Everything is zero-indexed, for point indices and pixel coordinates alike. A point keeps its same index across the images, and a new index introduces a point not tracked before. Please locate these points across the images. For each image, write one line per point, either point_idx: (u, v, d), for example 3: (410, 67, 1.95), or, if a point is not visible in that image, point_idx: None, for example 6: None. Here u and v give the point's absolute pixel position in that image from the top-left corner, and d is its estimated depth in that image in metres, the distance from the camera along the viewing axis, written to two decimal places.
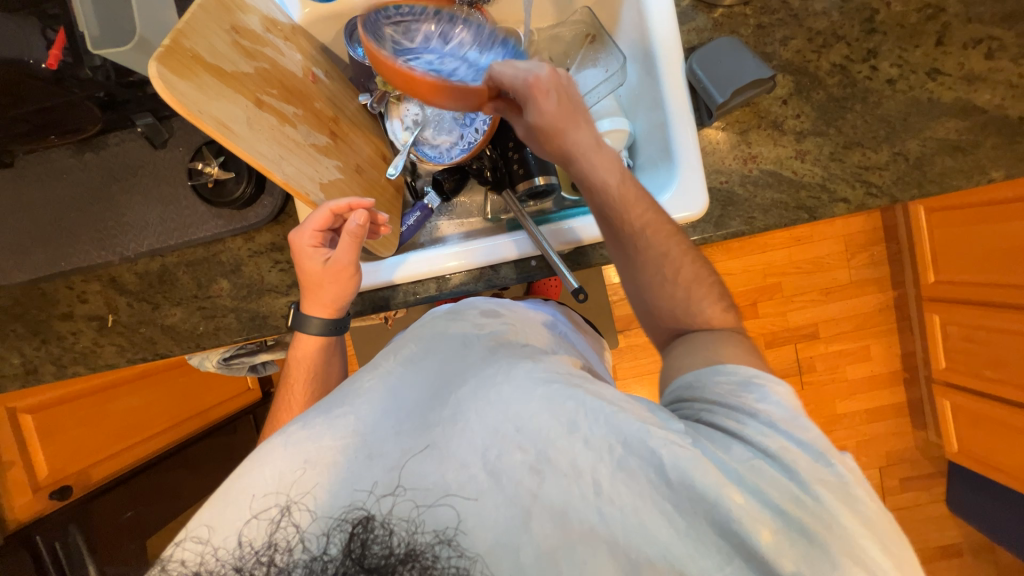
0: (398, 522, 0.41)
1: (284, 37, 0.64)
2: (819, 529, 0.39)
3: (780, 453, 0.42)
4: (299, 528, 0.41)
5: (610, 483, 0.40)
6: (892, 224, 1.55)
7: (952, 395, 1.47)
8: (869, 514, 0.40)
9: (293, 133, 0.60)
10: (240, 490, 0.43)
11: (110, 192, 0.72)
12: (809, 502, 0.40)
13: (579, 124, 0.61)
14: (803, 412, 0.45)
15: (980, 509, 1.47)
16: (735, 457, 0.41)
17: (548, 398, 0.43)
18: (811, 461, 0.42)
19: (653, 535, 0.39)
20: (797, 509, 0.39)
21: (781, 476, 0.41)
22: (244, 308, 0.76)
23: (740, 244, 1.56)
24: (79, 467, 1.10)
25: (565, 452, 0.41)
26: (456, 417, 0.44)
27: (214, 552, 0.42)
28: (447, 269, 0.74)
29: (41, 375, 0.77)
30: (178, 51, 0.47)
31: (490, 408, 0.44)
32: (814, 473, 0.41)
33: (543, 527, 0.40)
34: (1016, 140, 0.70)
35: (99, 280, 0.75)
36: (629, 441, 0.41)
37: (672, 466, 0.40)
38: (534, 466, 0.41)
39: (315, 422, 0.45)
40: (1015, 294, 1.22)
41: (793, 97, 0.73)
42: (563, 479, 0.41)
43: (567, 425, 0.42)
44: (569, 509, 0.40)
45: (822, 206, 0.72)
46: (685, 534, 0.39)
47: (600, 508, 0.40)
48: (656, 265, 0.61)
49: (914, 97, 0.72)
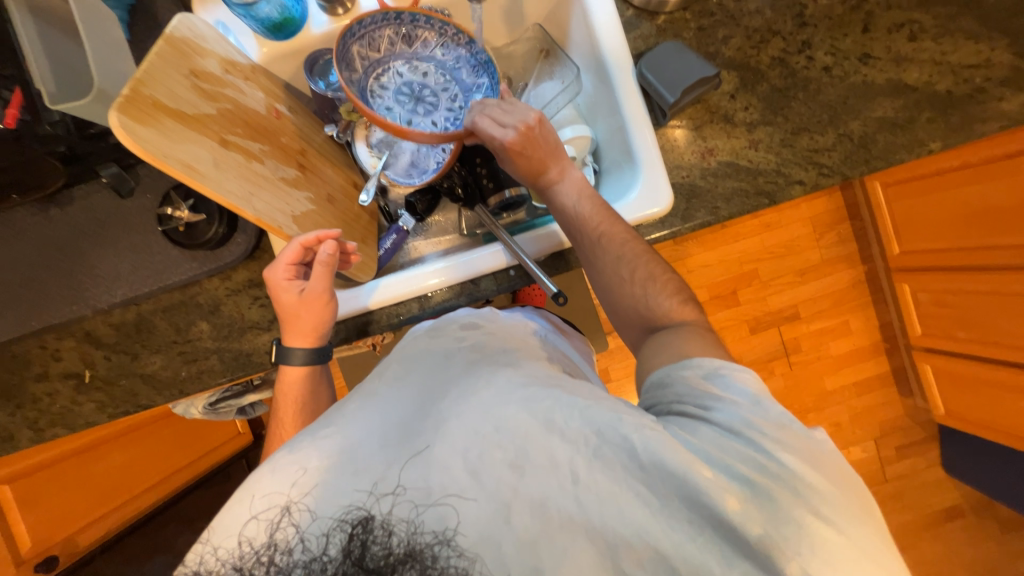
0: (397, 523, 0.41)
1: (245, 78, 0.65)
2: (784, 493, 0.40)
3: (745, 429, 0.43)
4: (298, 529, 0.42)
5: (587, 471, 0.42)
6: (853, 201, 1.62)
7: (931, 359, 1.52)
8: (830, 475, 0.42)
9: (261, 169, 0.61)
10: (245, 490, 0.44)
11: (78, 246, 0.71)
12: (773, 469, 0.41)
13: (554, 165, 0.69)
14: (765, 394, 0.47)
15: (975, 468, 1.51)
16: (703, 437, 0.43)
17: (525, 399, 0.45)
18: (776, 430, 0.43)
19: (628, 517, 0.40)
20: (761, 477, 0.41)
21: (747, 449, 0.42)
22: (226, 349, 0.75)
23: (714, 236, 1.60)
24: (65, 535, 1.06)
25: (542, 447, 0.42)
26: (438, 423, 0.46)
27: (214, 552, 0.43)
28: (428, 286, 0.75)
29: (18, 441, 0.74)
30: (139, 99, 0.48)
31: (469, 412, 0.45)
32: (779, 442, 0.43)
33: (522, 518, 0.41)
34: (947, 113, 0.75)
35: (73, 336, 0.74)
36: (602, 430, 0.42)
37: (641, 448, 0.41)
38: (513, 462, 0.42)
39: (303, 445, 0.46)
40: (973, 256, 1.28)
41: (740, 91, 0.77)
42: (543, 473, 0.42)
43: (543, 423, 0.43)
44: (549, 501, 0.41)
45: (780, 189, 0.76)
46: (660, 513, 0.40)
47: (578, 497, 0.41)
48: (613, 268, 0.64)
49: (850, 81, 0.76)
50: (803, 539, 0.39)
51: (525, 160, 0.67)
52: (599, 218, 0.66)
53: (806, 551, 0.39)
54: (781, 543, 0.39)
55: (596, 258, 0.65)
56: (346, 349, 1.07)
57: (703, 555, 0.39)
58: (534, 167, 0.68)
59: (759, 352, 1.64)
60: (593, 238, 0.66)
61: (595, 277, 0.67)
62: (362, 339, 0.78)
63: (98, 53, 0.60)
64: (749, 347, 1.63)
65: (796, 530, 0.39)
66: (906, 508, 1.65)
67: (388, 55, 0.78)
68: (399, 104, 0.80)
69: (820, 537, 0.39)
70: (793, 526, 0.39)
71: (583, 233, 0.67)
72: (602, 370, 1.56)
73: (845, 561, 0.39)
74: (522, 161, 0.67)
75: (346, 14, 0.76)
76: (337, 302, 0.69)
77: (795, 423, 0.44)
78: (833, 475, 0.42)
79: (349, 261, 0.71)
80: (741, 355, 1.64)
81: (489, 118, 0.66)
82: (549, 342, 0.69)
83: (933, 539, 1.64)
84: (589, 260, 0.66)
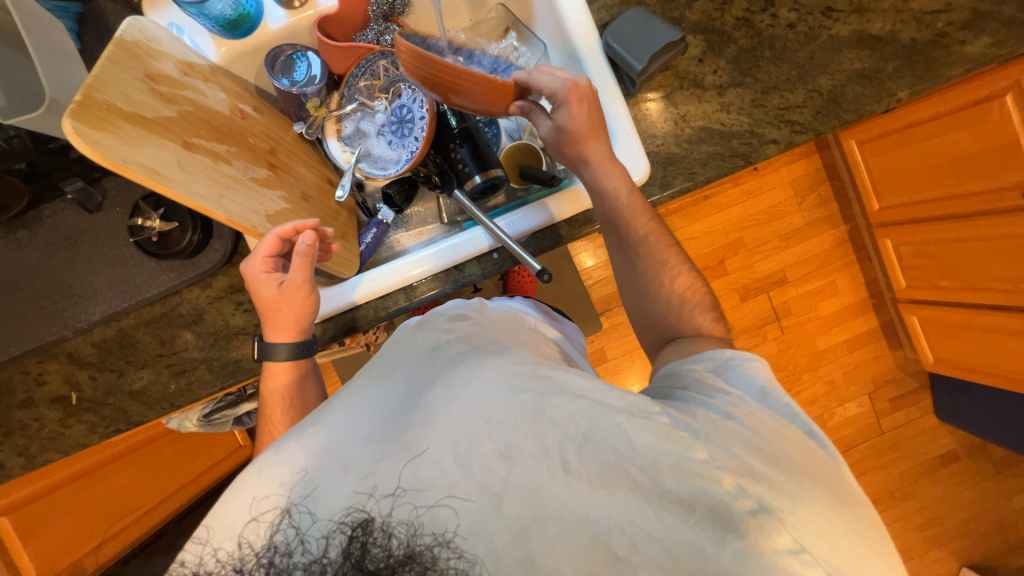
0: (397, 525, 0.41)
1: (204, 79, 0.63)
2: (776, 472, 0.42)
3: (741, 414, 0.47)
4: (298, 530, 0.42)
5: (577, 458, 0.42)
6: (831, 162, 1.63)
7: (918, 310, 1.55)
8: (809, 460, 0.45)
9: (229, 170, 0.60)
10: (241, 491, 0.44)
11: (50, 266, 0.69)
12: (766, 450, 0.44)
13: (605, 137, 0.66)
14: (771, 384, 0.50)
15: (966, 412, 1.55)
16: (702, 420, 0.46)
17: (513, 390, 0.45)
18: (771, 420, 0.47)
19: (618, 502, 0.41)
20: (756, 456, 0.43)
21: (746, 432, 0.45)
22: (214, 357, 0.74)
23: (697, 208, 1.61)
24: (71, 560, 1.06)
25: (531, 434, 0.43)
26: (426, 420, 0.45)
27: (214, 553, 0.43)
28: (413, 276, 0.74)
29: (10, 469, 0.73)
30: (92, 105, 0.47)
31: (458, 405, 0.45)
32: (773, 429, 0.46)
33: (513, 508, 0.41)
34: (914, 61, 0.75)
35: (55, 358, 0.72)
36: (596, 416, 0.43)
37: (637, 434, 0.43)
38: (503, 453, 0.42)
39: (288, 444, 0.46)
40: (951, 205, 1.30)
41: (707, 54, 0.77)
42: (532, 461, 0.42)
43: (532, 410, 0.44)
44: (540, 490, 0.41)
45: (755, 150, 0.76)
46: (649, 496, 0.41)
47: (567, 484, 0.41)
48: (655, 271, 0.67)
49: (815, 36, 0.76)
50: (795, 512, 0.40)
51: (582, 114, 0.64)
52: (646, 218, 0.67)
53: (799, 523, 0.40)
54: (774, 517, 0.40)
55: (640, 260, 0.67)
56: (339, 351, 1.06)
57: (693, 535, 0.40)
58: (587, 128, 0.65)
59: (751, 319, 1.66)
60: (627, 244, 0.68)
61: (626, 276, 0.70)
62: (351, 336, 0.78)
63: (47, 62, 0.59)
64: (739, 315, 1.66)
65: (789, 506, 0.41)
66: (904, 458, 1.69)
67: (393, 83, 0.81)
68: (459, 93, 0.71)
69: (810, 511, 0.41)
70: (787, 502, 0.41)
71: (630, 227, 0.67)
72: (598, 350, 1.57)
73: (835, 533, 0.40)
74: (579, 113, 0.64)
75: (303, 5, 0.74)
76: (319, 293, 0.68)
77: (790, 418, 0.48)
78: (822, 464, 0.45)
79: (326, 250, 0.70)
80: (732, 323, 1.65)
81: (543, 70, 0.65)
82: (538, 328, 0.68)
83: (932, 484, 1.69)
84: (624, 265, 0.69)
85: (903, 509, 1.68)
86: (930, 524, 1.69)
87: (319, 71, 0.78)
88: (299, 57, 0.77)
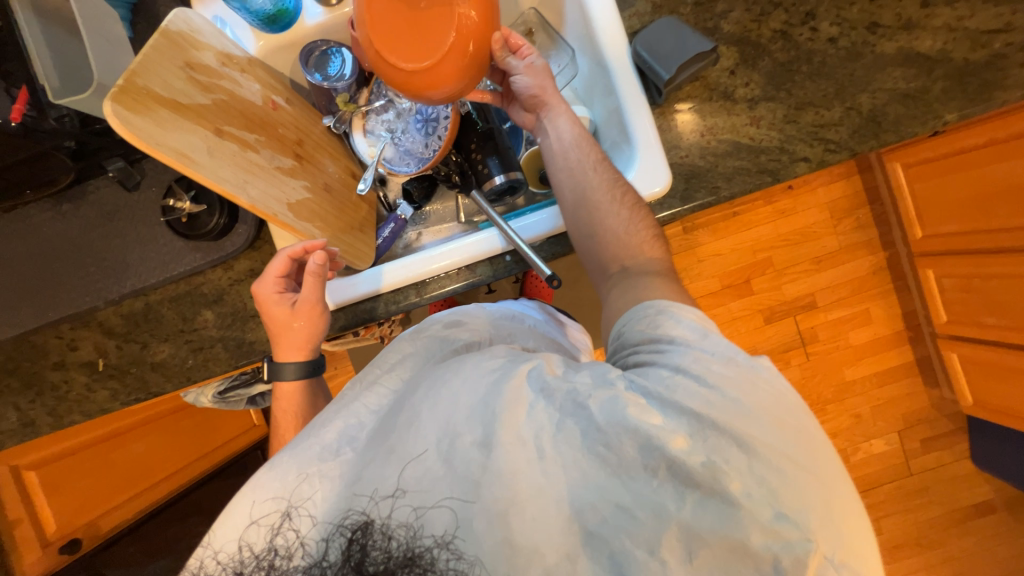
0: (397, 527, 0.41)
1: (241, 70, 0.66)
2: (730, 422, 0.39)
3: (692, 364, 0.43)
4: (298, 533, 0.43)
5: (552, 445, 0.41)
6: (873, 185, 1.56)
7: (958, 347, 1.45)
8: (762, 398, 0.42)
9: (257, 158, 0.62)
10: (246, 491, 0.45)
11: (89, 240, 0.74)
12: (719, 400, 0.41)
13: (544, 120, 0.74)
14: (714, 329, 0.48)
15: (1008, 462, 1.44)
16: (652, 379, 0.43)
17: (494, 381, 0.45)
18: (717, 364, 0.43)
19: (589, 479, 0.40)
20: (708, 410, 0.40)
21: (696, 385, 0.42)
22: (230, 337, 0.76)
23: (725, 224, 1.57)
24: (88, 518, 1.13)
25: (512, 424, 0.41)
26: (410, 421, 0.44)
27: (214, 555, 0.43)
28: (426, 272, 0.75)
29: (38, 427, 0.77)
30: (133, 89, 0.49)
31: (440, 403, 0.44)
32: (719, 374, 0.42)
33: (491, 492, 0.40)
34: (965, 83, 0.71)
35: (88, 326, 0.77)
36: (563, 404, 0.43)
37: (598, 411, 0.41)
38: (481, 444, 0.41)
39: (281, 461, 0.46)
40: (1003, 238, 1.21)
41: (739, 66, 0.75)
42: (509, 451, 0.41)
43: (510, 402, 0.42)
44: (514, 477, 0.40)
45: (784, 167, 0.73)
46: (618, 472, 0.39)
47: (544, 471, 0.40)
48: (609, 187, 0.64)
49: (857, 52, 0.73)
50: (746, 462, 0.38)
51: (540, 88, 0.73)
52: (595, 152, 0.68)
53: (749, 467, 0.38)
54: (724, 465, 0.38)
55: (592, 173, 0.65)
56: (353, 341, 1.08)
57: (658, 497, 0.38)
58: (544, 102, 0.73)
59: (774, 343, 1.60)
60: (574, 166, 0.66)
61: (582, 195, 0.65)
62: (363, 326, 0.79)
63: (97, 47, 0.63)
64: (763, 338, 1.59)
65: (740, 456, 0.39)
66: (933, 504, 1.59)
67: None
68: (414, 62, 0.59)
69: (764, 458, 0.38)
70: (738, 454, 0.39)
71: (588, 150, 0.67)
72: None
73: (773, 467, 0.38)
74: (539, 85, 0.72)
75: (341, 3, 0.77)
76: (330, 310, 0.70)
77: (739, 354, 0.44)
78: (768, 398, 0.42)
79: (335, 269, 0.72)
80: (755, 346, 1.60)
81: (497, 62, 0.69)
82: (537, 331, 0.68)
83: (963, 536, 1.58)
84: (575, 187, 0.65)
85: (930, 557, 1.57)
86: None
87: (351, 67, 0.80)
88: (334, 53, 0.79)
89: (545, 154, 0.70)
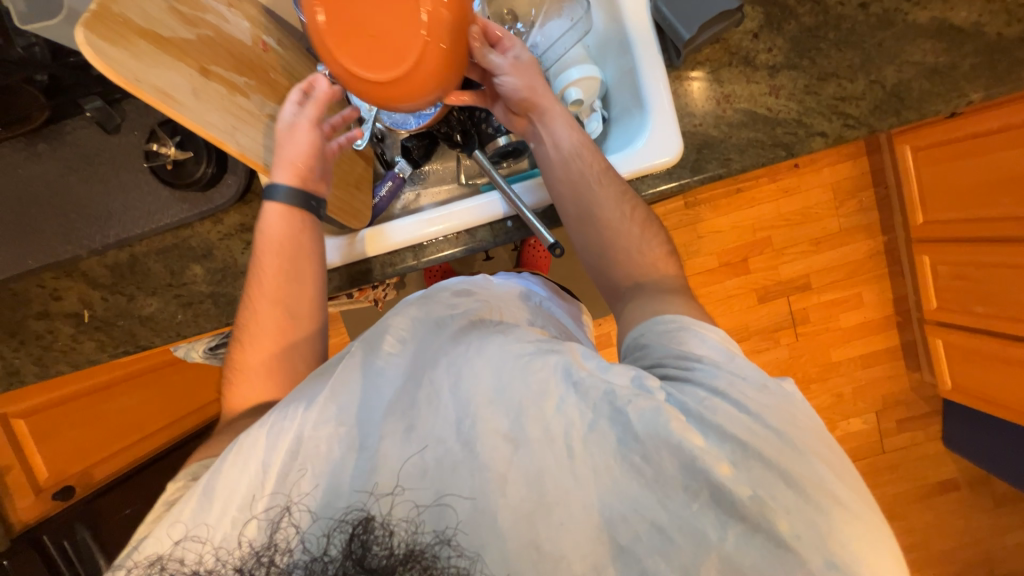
0: (398, 522, 0.41)
1: (228, 3, 0.61)
2: (775, 455, 0.40)
3: (727, 390, 0.43)
4: (298, 529, 0.43)
5: (585, 446, 0.42)
6: (879, 167, 1.53)
7: (945, 333, 1.48)
8: (803, 428, 0.42)
9: (246, 103, 0.58)
10: (244, 464, 0.44)
11: (68, 184, 0.70)
12: (762, 432, 0.41)
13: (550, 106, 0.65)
14: (737, 351, 0.48)
15: (978, 444, 1.50)
16: (689, 396, 0.43)
17: (519, 368, 0.45)
18: (751, 391, 0.43)
19: (624, 490, 0.41)
20: (751, 438, 0.41)
21: (735, 410, 0.42)
22: (220, 293, 0.74)
23: (727, 200, 1.54)
24: (81, 467, 1.13)
25: (537, 418, 0.43)
26: (432, 396, 0.45)
27: (215, 551, 0.43)
28: (427, 234, 0.73)
29: (24, 376, 0.76)
30: (108, 17, 0.45)
31: (462, 383, 0.45)
32: (759, 401, 0.42)
33: (518, 491, 0.41)
34: (996, 59, 0.67)
35: (70, 276, 0.74)
36: (599, 404, 0.43)
37: (637, 419, 0.41)
38: (507, 436, 0.43)
39: (297, 412, 0.46)
40: (1003, 227, 1.21)
41: (764, 29, 0.71)
42: (539, 446, 0.42)
43: (541, 393, 0.43)
44: (544, 475, 0.41)
45: (800, 141, 0.70)
46: (653, 485, 0.40)
47: (574, 473, 0.41)
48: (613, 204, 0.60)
49: (888, 21, 0.69)
50: (797, 504, 0.39)
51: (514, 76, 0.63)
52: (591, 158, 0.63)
53: (796, 507, 0.39)
54: (772, 502, 0.39)
55: (595, 193, 0.61)
56: (347, 302, 1.07)
57: (697, 521, 0.40)
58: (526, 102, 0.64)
59: (766, 322, 1.61)
60: (575, 178, 0.62)
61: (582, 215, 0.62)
62: (357, 288, 0.77)
63: None
64: (754, 316, 1.61)
65: (791, 498, 0.39)
66: (901, 479, 1.66)
67: None
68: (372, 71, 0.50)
69: (815, 498, 0.39)
70: (784, 489, 0.39)
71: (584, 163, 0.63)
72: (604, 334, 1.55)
73: (825, 510, 0.39)
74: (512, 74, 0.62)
75: None
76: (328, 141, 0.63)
77: (772, 384, 0.44)
78: (814, 430, 0.43)
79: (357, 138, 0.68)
80: (746, 324, 1.61)
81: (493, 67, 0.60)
82: (542, 308, 0.67)
83: (925, 509, 1.66)
84: (579, 203, 0.62)
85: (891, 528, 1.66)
86: (916, 547, 1.67)
87: None
88: None
89: (541, 161, 0.66)
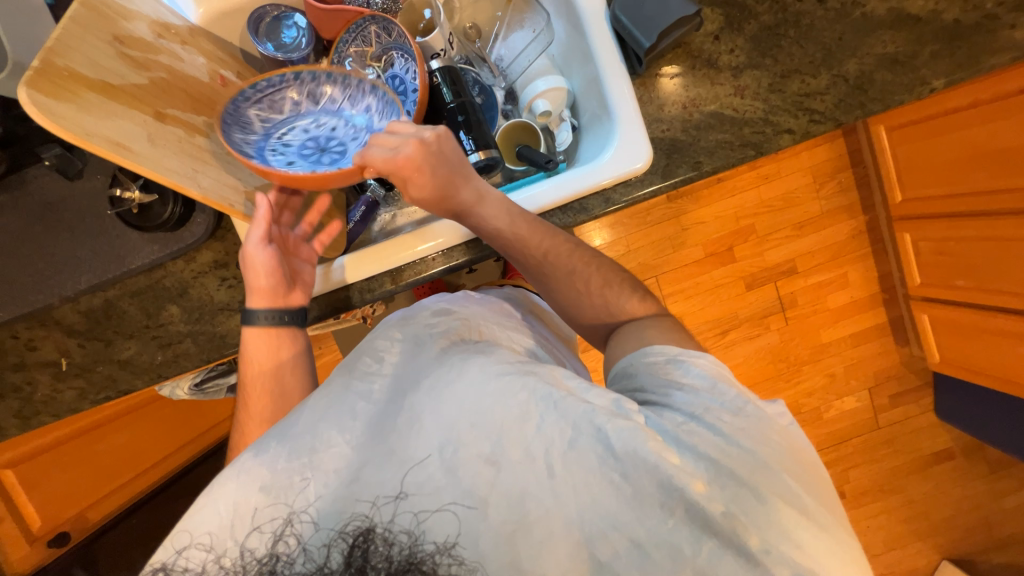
0: (399, 533, 0.40)
1: (181, 41, 0.61)
2: (749, 473, 0.41)
3: (704, 414, 0.45)
4: (300, 540, 0.41)
5: (563, 464, 0.42)
6: (856, 148, 1.55)
7: (930, 308, 1.50)
8: (776, 449, 0.43)
9: (205, 143, 0.58)
10: (217, 500, 0.44)
11: (34, 233, 0.68)
12: (734, 450, 0.42)
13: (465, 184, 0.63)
14: (724, 377, 0.48)
15: (968, 414, 1.53)
16: (668, 420, 0.44)
17: (502, 390, 0.44)
18: (731, 419, 0.44)
19: (600, 505, 0.41)
20: (725, 458, 0.42)
21: (708, 432, 0.43)
22: (199, 331, 0.73)
23: (709, 190, 1.55)
24: (74, 512, 1.14)
25: (517, 440, 0.42)
26: (411, 421, 0.45)
27: (218, 560, 0.42)
28: (401, 257, 0.72)
29: (5, 429, 0.75)
30: (52, 71, 0.44)
31: (444, 405, 0.45)
32: (735, 425, 0.44)
33: (498, 512, 0.41)
34: (955, 45, 0.68)
35: (44, 325, 0.73)
36: (579, 422, 0.43)
37: (616, 439, 0.42)
38: (489, 458, 0.42)
39: (271, 447, 0.46)
40: (977, 202, 1.22)
41: (724, 31, 0.71)
42: (520, 465, 0.42)
43: (521, 414, 0.43)
44: (525, 496, 0.41)
45: (768, 140, 0.70)
46: (632, 502, 0.40)
47: (554, 490, 0.41)
48: (570, 281, 0.63)
49: (846, 14, 0.70)
50: (764, 516, 0.40)
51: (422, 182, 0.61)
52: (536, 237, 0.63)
53: (766, 524, 0.40)
54: (743, 518, 0.40)
55: (550, 275, 0.64)
56: (334, 324, 1.06)
57: (673, 536, 0.40)
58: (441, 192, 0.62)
59: (755, 308, 1.62)
60: (528, 263, 0.64)
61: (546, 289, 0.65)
62: (338, 316, 0.76)
63: None
64: (743, 304, 1.61)
65: (761, 510, 0.40)
66: (897, 453, 1.69)
67: (385, 51, 0.75)
68: (302, 158, 0.63)
69: (785, 516, 0.40)
70: (758, 505, 0.40)
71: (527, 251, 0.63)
72: None
73: (795, 529, 0.40)
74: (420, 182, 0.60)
75: None
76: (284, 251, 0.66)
77: (749, 405, 0.46)
78: (788, 449, 0.44)
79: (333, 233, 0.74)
80: (736, 312, 1.62)
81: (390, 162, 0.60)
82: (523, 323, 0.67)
83: (922, 481, 1.69)
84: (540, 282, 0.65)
85: (891, 502, 1.69)
86: (917, 519, 1.69)
87: (306, 35, 0.75)
88: (287, 20, 0.75)
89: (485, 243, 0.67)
